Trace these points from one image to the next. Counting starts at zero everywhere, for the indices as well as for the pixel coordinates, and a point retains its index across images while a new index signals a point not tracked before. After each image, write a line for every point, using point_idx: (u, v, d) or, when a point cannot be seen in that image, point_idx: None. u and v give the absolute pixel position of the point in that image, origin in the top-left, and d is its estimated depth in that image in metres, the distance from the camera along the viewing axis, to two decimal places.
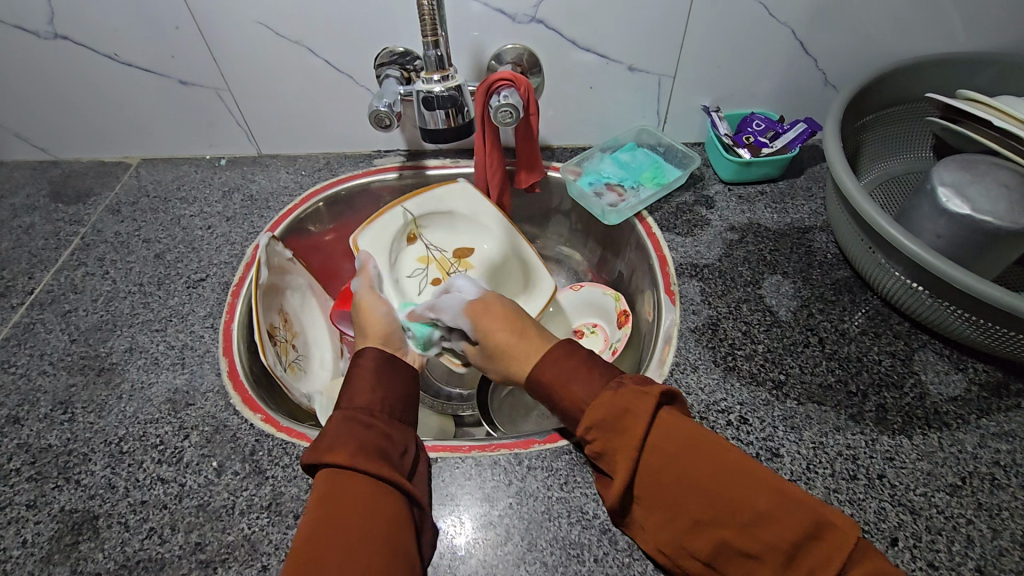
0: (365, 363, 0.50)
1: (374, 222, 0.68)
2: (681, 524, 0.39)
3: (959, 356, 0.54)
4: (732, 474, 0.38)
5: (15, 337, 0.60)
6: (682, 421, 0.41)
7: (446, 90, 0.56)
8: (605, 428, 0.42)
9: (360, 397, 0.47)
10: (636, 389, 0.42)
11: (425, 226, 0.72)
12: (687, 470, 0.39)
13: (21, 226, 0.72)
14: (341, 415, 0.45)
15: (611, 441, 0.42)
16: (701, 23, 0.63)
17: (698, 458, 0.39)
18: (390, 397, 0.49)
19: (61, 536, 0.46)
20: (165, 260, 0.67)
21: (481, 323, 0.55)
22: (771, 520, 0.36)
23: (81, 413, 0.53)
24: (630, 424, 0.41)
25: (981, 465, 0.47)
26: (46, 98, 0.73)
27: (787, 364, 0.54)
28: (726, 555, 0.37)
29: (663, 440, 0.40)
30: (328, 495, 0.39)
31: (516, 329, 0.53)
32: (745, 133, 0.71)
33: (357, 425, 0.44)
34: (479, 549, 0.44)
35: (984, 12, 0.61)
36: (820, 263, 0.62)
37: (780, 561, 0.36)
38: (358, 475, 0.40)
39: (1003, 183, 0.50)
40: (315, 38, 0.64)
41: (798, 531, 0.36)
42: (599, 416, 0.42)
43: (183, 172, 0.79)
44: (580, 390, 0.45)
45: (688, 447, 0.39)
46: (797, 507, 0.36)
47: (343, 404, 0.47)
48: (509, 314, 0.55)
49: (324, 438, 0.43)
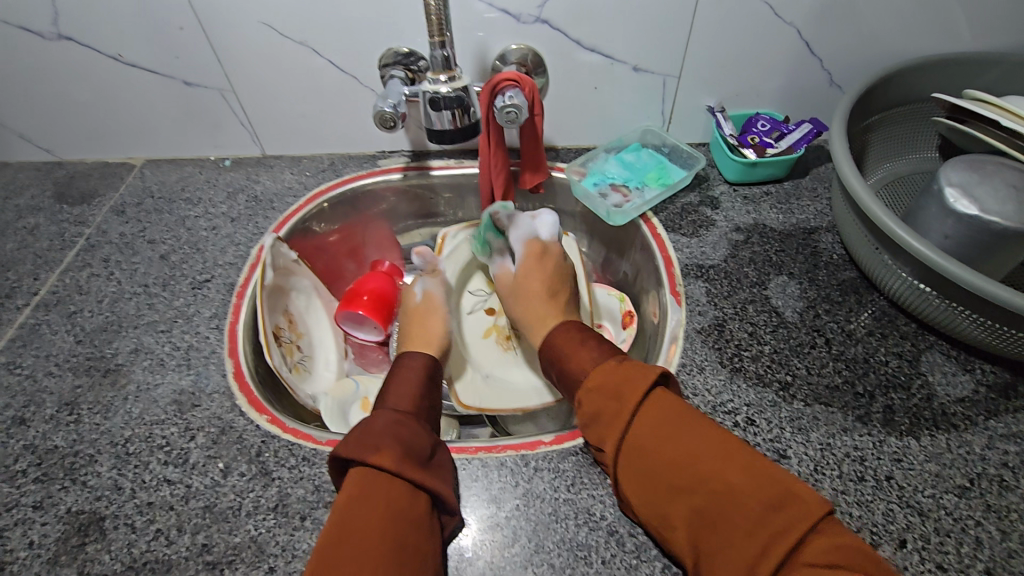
0: (410, 365, 0.52)
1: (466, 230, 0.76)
2: (661, 491, 0.40)
3: (966, 357, 0.54)
4: (709, 449, 0.40)
5: (21, 338, 0.60)
6: (671, 398, 0.44)
7: (452, 90, 0.55)
8: (601, 390, 0.45)
9: (403, 398, 0.49)
10: (633, 365, 0.46)
11: None
12: (664, 437, 0.41)
13: (25, 227, 0.73)
14: (384, 413, 0.46)
15: (605, 402, 0.45)
16: (707, 23, 0.63)
17: (679, 430, 0.41)
18: (427, 403, 0.50)
19: (68, 537, 0.46)
20: (170, 261, 0.67)
21: (532, 263, 0.64)
22: (744, 491, 0.37)
23: (87, 414, 0.53)
24: (626, 389, 0.44)
25: (990, 467, 0.47)
26: (52, 101, 0.73)
27: (794, 365, 0.54)
28: (697, 526, 0.38)
29: (651, 410, 0.43)
30: (365, 490, 0.40)
31: (552, 290, 0.61)
32: (750, 133, 0.71)
33: (403, 428, 0.44)
34: (486, 551, 0.44)
35: (990, 12, 0.61)
36: (826, 263, 0.62)
37: (741, 534, 0.36)
38: (397, 478, 0.41)
39: (1012, 183, 0.50)
40: (320, 38, 0.64)
41: (763, 503, 0.37)
42: (600, 381, 0.46)
43: (187, 173, 0.79)
44: (587, 358, 0.49)
45: (674, 418, 0.42)
46: (770, 483, 0.38)
47: (387, 401, 0.48)
48: (554, 272, 0.63)
49: (365, 434, 0.43)
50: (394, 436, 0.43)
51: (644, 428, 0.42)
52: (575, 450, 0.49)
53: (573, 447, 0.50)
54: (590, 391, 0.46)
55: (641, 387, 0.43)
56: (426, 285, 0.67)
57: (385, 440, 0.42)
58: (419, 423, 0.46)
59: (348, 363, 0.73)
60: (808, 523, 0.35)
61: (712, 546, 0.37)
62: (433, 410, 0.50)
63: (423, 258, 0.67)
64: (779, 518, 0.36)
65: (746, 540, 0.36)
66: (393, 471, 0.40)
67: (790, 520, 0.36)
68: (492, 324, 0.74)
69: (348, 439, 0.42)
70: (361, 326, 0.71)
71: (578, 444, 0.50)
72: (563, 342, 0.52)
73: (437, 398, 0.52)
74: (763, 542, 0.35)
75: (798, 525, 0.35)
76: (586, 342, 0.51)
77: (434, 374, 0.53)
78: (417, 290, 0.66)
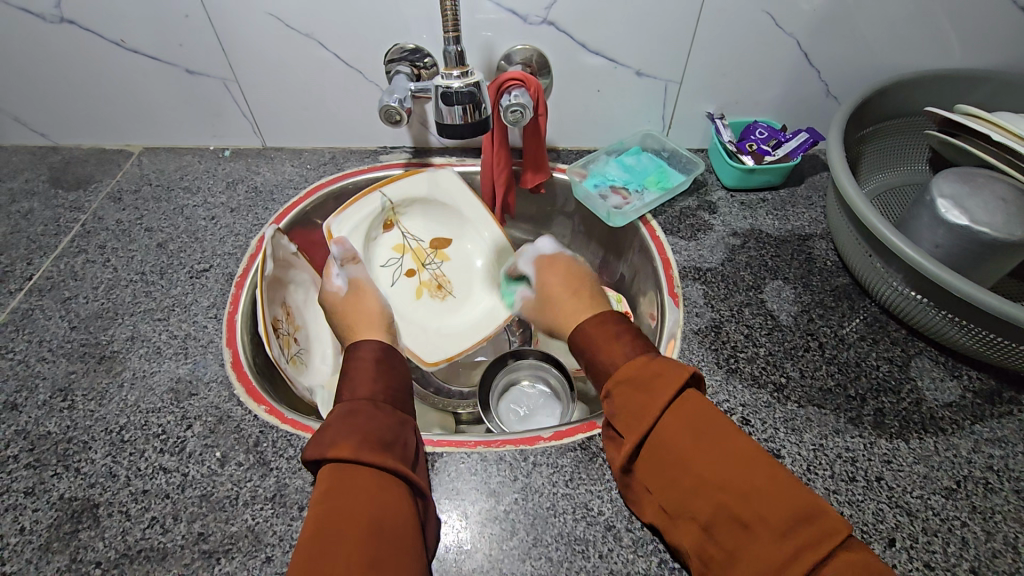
0: (368, 355, 0.51)
1: (351, 207, 0.69)
2: (684, 489, 0.39)
3: (954, 363, 0.55)
4: (734, 453, 0.39)
5: (13, 322, 0.59)
6: (694, 399, 0.42)
7: (465, 85, 0.54)
8: (631, 383, 0.44)
9: (365, 386, 0.48)
10: (666, 363, 0.44)
11: (403, 214, 0.75)
12: (693, 436, 0.40)
13: (19, 212, 0.72)
14: (347, 406, 0.45)
15: (632, 396, 0.43)
16: (708, 32, 0.64)
17: (705, 431, 0.40)
18: (389, 385, 0.49)
19: (60, 523, 0.45)
20: (168, 250, 0.67)
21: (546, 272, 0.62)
22: (769, 498, 0.36)
23: (82, 401, 0.53)
24: (659, 384, 0.43)
25: (976, 469, 0.48)
26: (49, 84, 0.73)
27: (787, 369, 0.55)
28: (720, 521, 0.37)
29: (679, 414, 0.42)
30: (331, 485, 0.39)
31: (573, 289, 0.58)
32: (748, 141, 0.72)
33: (369, 419, 0.43)
34: (485, 543, 0.44)
35: (981, 29, 0.63)
36: (820, 270, 0.63)
37: (772, 535, 0.35)
38: (360, 467, 0.40)
39: (1001, 196, 0.52)
40: (326, 31, 0.64)
41: (789, 513, 0.35)
42: (633, 372, 0.44)
43: (186, 162, 0.78)
44: (620, 351, 0.47)
45: (702, 419, 0.41)
46: (796, 493, 0.36)
47: (345, 394, 0.47)
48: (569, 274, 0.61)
49: (322, 432, 0.42)
50: (349, 427, 0.42)
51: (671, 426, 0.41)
52: (573, 446, 0.50)
53: (571, 442, 0.50)
54: (620, 381, 0.45)
55: (672, 384, 0.42)
56: (348, 275, 0.64)
57: (339, 433, 0.41)
58: (378, 409, 0.45)
59: None
60: (835, 537, 0.34)
61: (734, 541, 0.37)
62: (401, 392, 0.49)
63: (344, 247, 0.65)
64: (808, 525, 0.35)
65: (770, 547, 0.35)
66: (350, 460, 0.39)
67: (814, 532, 0.35)
68: (418, 283, 0.75)
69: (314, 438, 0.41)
70: None
71: (576, 440, 0.50)
72: (597, 333, 0.49)
73: (404, 377, 0.51)
74: (795, 545, 0.34)
75: (826, 538, 0.34)
76: (620, 333, 0.49)
77: (390, 358, 0.51)
78: (340, 282, 0.63)
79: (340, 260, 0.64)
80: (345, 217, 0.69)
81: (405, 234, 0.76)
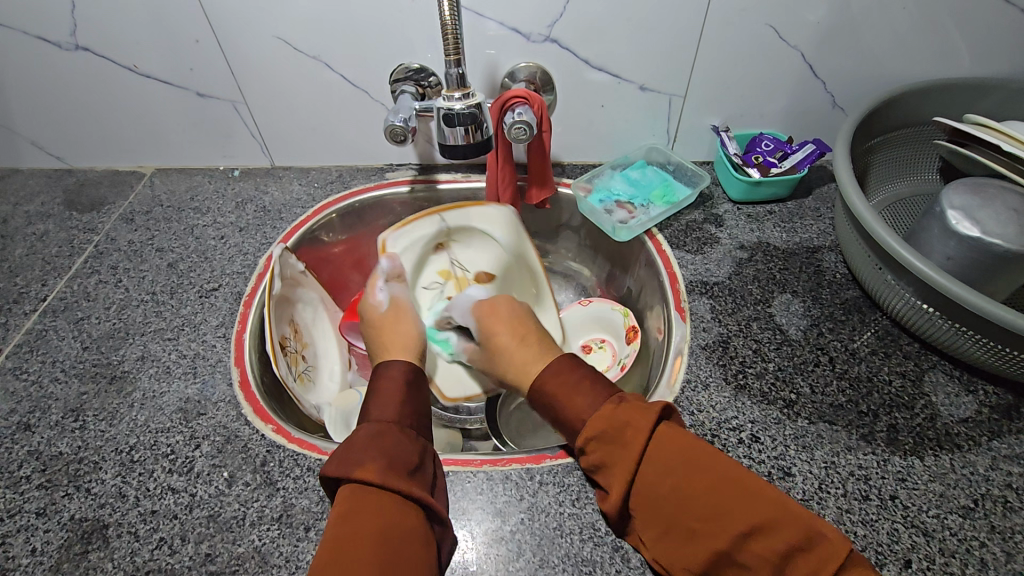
0: (390, 376, 0.51)
1: (406, 226, 0.70)
2: (677, 532, 0.40)
3: (969, 378, 0.54)
4: (723, 483, 0.39)
5: (27, 344, 0.60)
6: (675, 434, 0.42)
7: (467, 106, 0.54)
8: (602, 439, 0.44)
9: (388, 407, 0.48)
10: (632, 410, 0.43)
11: (456, 241, 0.74)
12: (677, 478, 0.40)
13: (35, 234, 0.73)
14: (367, 426, 0.45)
15: (610, 452, 0.43)
16: (712, 46, 0.64)
17: (689, 472, 0.40)
18: (414, 408, 0.49)
19: (70, 545, 0.45)
20: (178, 269, 0.68)
21: (489, 321, 0.62)
22: (764, 533, 0.37)
23: (93, 421, 0.53)
24: (630, 437, 0.42)
25: (994, 488, 0.47)
26: (64, 109, 0.74)
27: (799, 384, 0.54)
28: (721, 561, 0.38)
29: (656, 454, 0.41)
30: (356, 504, 0.39)
31: (519, 337, 0.57)
32: (755, 152, 0.72)
33: (387, 440, 0.43)
34: (491, 565, 0.44)
35: (990, 37, 0.62)
36: (829, 282, 0.63)
37: (771, 571, 0.37)
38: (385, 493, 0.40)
39: (1012, 208, 0.51)
40: (333, 53, 0.65)
41: (789, 540, 0.36)
42: (600, 429, 0.44)
43: (196, 182, 0.80)
44: (582, 406, 0.46)
45: (680, 458, 0.41)
46: (790, 517, 0.37)
47: (372, 413, 0.47)
48: (515, 321, 0.60)
49: (348, 449, 0.42)
50: (374, 449, 0.42)
51: (654, 471, 0.41)
52: (579, 464, 0.49)
53: (577, 461, 0.50)
54: (591, 440, 0.44)
55: (641, 436, 0.41)
56: (390, 292, 0.65)
57: (366, 454, 0.42)
58: (404, 433, 0.45)
59: (352, 374, 0.73)
60: (838, 559, 0.35)
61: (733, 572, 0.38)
62: (421, 414, 0.49)
63: (394, 263, 0.67)
64: (809, 553, 0.36)
65: None
66: (378, 484, 0.40)
67: (815, 559, 0.36)
68: None
69: (332, 457, 0.42)
70: (365, 336, 0.72)
71: None
72: (555, 387, 0.48)
73: (423, 400, 0.51)
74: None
75: (828, 563, 0.35)
76: (580, 384, 0.47)
77: (416, 380, 0.52)
78: (382, 297, 0.64)
79: (387, 276, 0.66)
80: (403, 234, 0.70)
81: (454, 261, 0.74)
